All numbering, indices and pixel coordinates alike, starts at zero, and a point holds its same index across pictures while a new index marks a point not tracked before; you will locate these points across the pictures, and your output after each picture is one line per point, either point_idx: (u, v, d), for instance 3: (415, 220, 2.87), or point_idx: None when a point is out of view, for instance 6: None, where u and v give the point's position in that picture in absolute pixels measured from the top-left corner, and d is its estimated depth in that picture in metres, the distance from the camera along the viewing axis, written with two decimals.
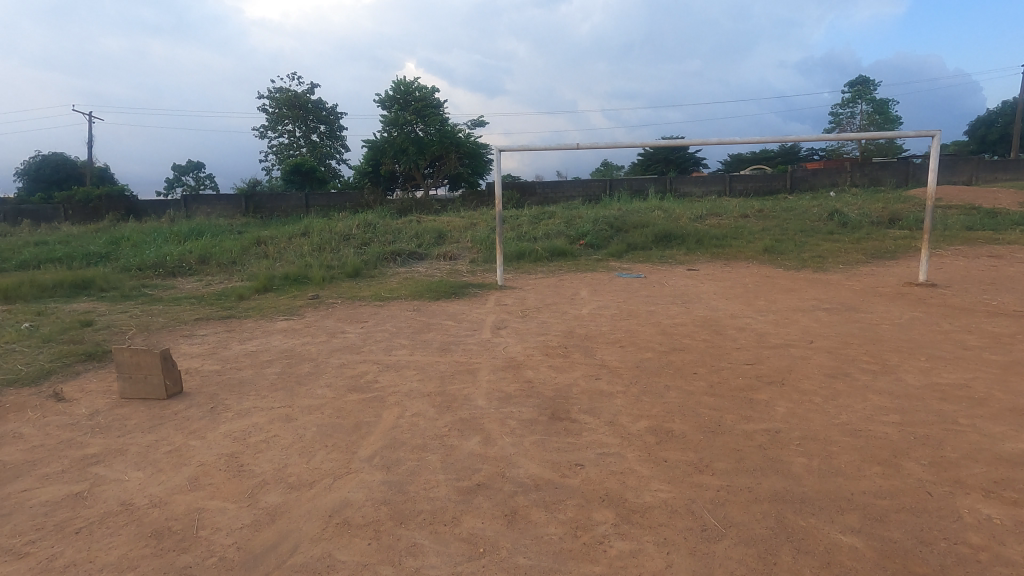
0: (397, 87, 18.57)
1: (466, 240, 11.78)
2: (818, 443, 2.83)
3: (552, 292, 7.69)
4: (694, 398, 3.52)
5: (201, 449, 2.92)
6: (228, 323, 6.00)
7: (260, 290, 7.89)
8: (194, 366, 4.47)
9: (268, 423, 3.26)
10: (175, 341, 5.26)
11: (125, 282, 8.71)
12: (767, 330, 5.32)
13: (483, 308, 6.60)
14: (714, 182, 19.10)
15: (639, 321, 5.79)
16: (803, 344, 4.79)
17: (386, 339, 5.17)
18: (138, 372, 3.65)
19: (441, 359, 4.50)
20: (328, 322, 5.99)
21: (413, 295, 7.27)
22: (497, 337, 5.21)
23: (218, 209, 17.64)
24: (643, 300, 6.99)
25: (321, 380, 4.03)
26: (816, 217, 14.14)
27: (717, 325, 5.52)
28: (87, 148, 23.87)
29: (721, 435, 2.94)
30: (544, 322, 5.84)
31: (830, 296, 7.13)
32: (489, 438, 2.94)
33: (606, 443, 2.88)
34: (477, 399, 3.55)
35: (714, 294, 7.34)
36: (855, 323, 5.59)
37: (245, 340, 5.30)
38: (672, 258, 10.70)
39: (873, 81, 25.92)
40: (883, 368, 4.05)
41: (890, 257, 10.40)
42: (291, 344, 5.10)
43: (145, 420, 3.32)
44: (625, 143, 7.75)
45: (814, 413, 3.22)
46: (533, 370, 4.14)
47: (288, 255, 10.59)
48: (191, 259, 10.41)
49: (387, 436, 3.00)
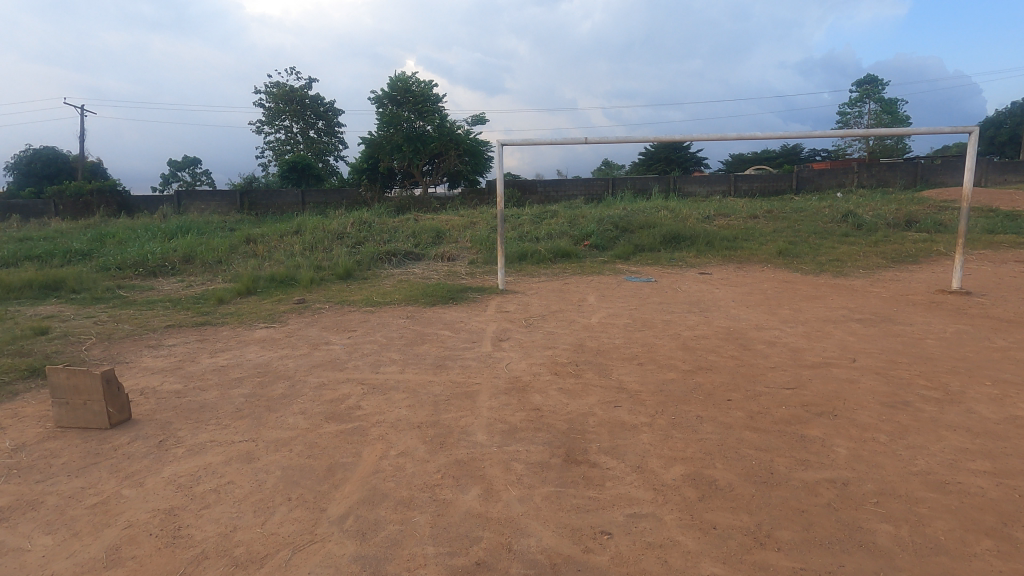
0: (395, 82, 17.97)
1: (465, 239, 11.22)
2: (900, 501, 2.29)
3: (557, 298, 7.12)
4: (735, 434, 2.96)
5: (136, 502, 2.37)
6: (201, 332, 5.43)
7: (242, 294, 7.30)
8: (151, 385, 3.90)
9: (223, 464, 2.69)
10: (137, 352, 4.70)
11: (101, 284, 8.11)
12: (800, 346, 4.74)
13: (483, 315, 6.04)
14: (718, 182, 18.63)
15: (656, 333, 5.22)
16: (845, 363, 4.23)
17: (374, 353, 4.59)
18: (76, 398, 3.10)
19: (435, 379, 3.93)
20: (311, 331, 5.41)
21: (408, 301, 6.71)
22: (499, 352, 4.63)
23: (212, 206, 17.07)
24: (657, 307, 6.45)
25: (295, 405, 3.47)
26: (828, 218, 13.58)
27: (743, 339, 4.96)
28: (78, 142, 23.22)
29: (777, 489, 2.39)
30: (551, 333, 5.26)
31: (858, 305, 6.56)
32: (492, 492, 2.38)
33: (636, 499, 2.32)
34: (476, 433, 2.99)
35: (732, 301, 6.77)
36: (895, 337, 5.02)
37: (217, 353, 4.73)
38: (682, 261, 10.14)
39: (882, 81, 25.37)
40: (949, 397, 3.48)
41: (912, 262, 9.82)
42: (267, 358, 4.52)
43: (75, 458, 2.76)
44: (635, 141, 7.26)
45: (885, 458, 2.66)
46: (542, 395, 3.58)
47: (278, 255, 10.00)
48: (175, 258, 9.84)
49: (365, 487, 2.43)
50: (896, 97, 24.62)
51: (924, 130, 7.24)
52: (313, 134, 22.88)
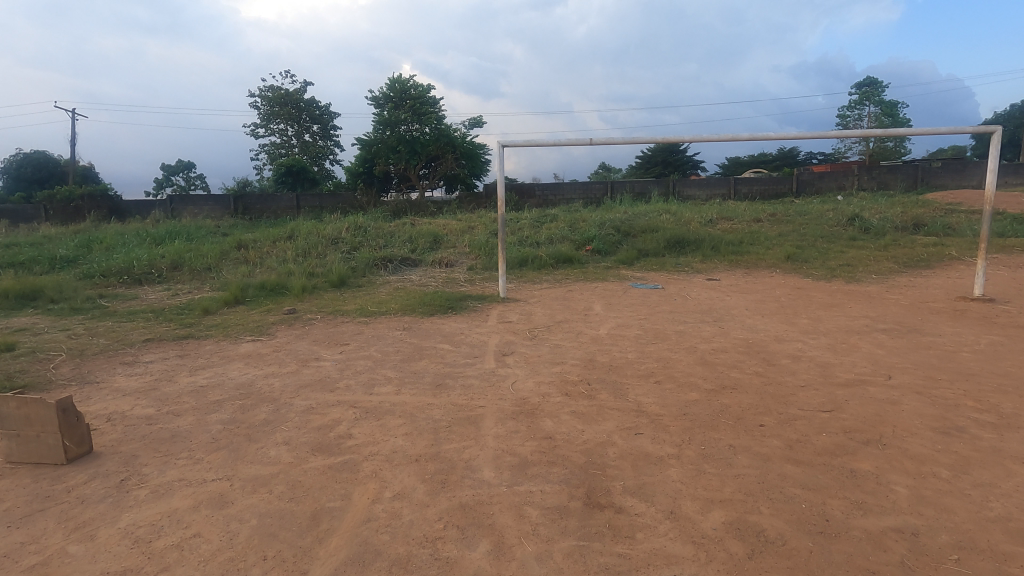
0: (392, 85, 17.69)
1: (464, 245, 10.86)
2: (983, 558, 1.97)
3: (561, 307, 6.76)
4: (776, 469, 2.61)
5: (83, 561, 2.02)
6: (182, 346, 5.06)
7: (230, 303, 6.92)
8: (120, 409, 3.52)
9: (192, 510, 2.34)
10: (111, 370, 4.33)
11: (82, 292, 7.72)
12: (828, 361, 4.40)
13: (484, 327, 5.68)
14: (718, 185, 18.37)
15: (671, 346, 4.87)
16: (880, 380, 3.89)
17: (368, 371, 4.23)
18: (28, 429, 2.73)
19: (434, 401, 3.57)
20: (300, 345, 5.04)
21: (404, 310, 6.35)
22: (504, 368, 4.27)
23: (204, 210, 16.68)
24: (669, 317, 6.10)
25: (279, 433, 3.10)
26: (834, 222, 13.27)
27: (765, 353, 4.61)
28: (70, 146, 22.81)
29: (838, 542, 2.06)
30: (557, 346, 4.90)
31: (879, 314, 6.22)
32: (503, 547, 2.04)
33: (674, 557, 1.99)
34: (482, 470, 2.64)
35: (745, 310, 6.42)
36: (927, 350, 4.68)
37: (197, 371, 4.36)
38: (688, 267, 9.79)
39: (881, 83, 25.14)
40: (1004, 420, 3.15)
41: (925, 267, 9.51)
42: (251, 377, 4.16)
43: (20, 504, 2.40)
44: (640, 142, 6.97)
45: (953, 499, 2.32)
46: (553, 421, 3.22)
47: (270, 261, 9.63)
48: (162, 265, 9.47)
49: (355, 541, 2.09)
50: (896, 99, 24.38)
51: (943, 130, 6.92)
52: (309, 138, 22.52)
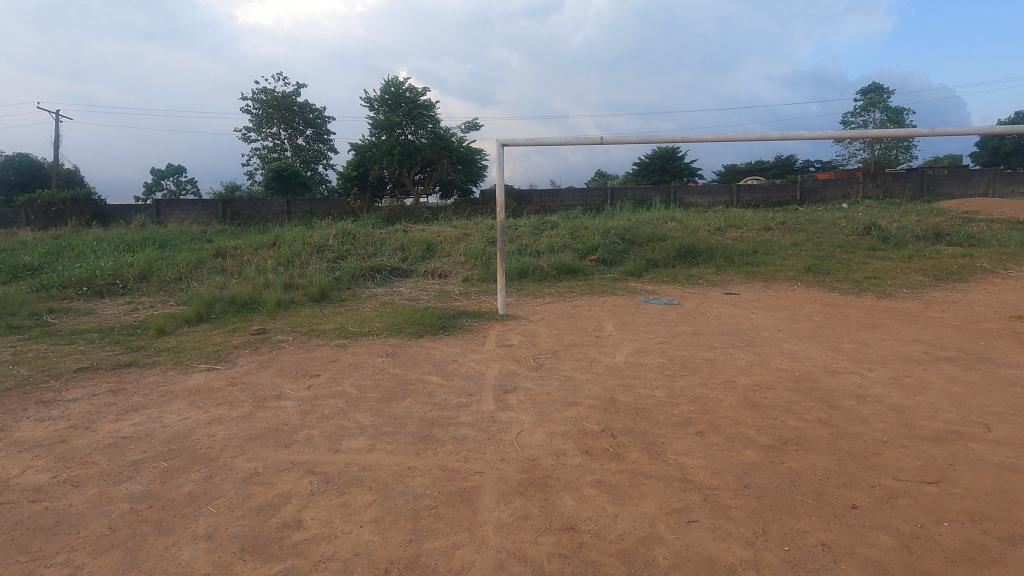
0: (387, 87, 16.89)
1: (459, 254, 10.08)
2: None
3: (568, 326, 5.95)
4: None
5: None
6: (120, 379, 4.21)
7: (191, 322, 6.06)
8: (5, 475, 2.69)
9: None
10: (17, 414, 3.48)
11: (31, 307, 6.85)
12: (902, 403, 3.58)
13: (481, 352, 4.86)
14: (721, 191, 17.66)
15: (704, 380, 4.06)
16: (981, 432, 3.10)
17: (337, 415, 3.40)
18: None
19: (417, 465, 2.73)
20: (261, 377, 4.20)
21: (390, 331, 5.52)
22: (505, 413, 3.43)
23: (191, 216, 15.80)
24: (694, 340, 5.30)
25: (202, 519, 2.28)
26: (848, 231, 12.55)
27: (823, 391, 3.80)
28: (54, 148, 21.90)
29: None
30: (569, 380, 4.09)
31: (933, 337, 5.43)
32: None
33: None
34: None
35: (778, 332, 5.61)
36: (1014, 388, 3.88)
37: (127, 412, 3.53)
38: (702, 279, 9.02)
39: (887, 89, 24.53)
40: None
41: (957, 281, 8.78)
42: (191, 423, 3.33)
43: None
44: (655, 141, 6.21)
45: None
46: (575, 498, 2.41)
47: (248, 271, 8.80)
48: (129, 275, 8.61)
49: None
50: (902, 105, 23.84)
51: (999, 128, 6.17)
52: (302, 142, 21.71)
